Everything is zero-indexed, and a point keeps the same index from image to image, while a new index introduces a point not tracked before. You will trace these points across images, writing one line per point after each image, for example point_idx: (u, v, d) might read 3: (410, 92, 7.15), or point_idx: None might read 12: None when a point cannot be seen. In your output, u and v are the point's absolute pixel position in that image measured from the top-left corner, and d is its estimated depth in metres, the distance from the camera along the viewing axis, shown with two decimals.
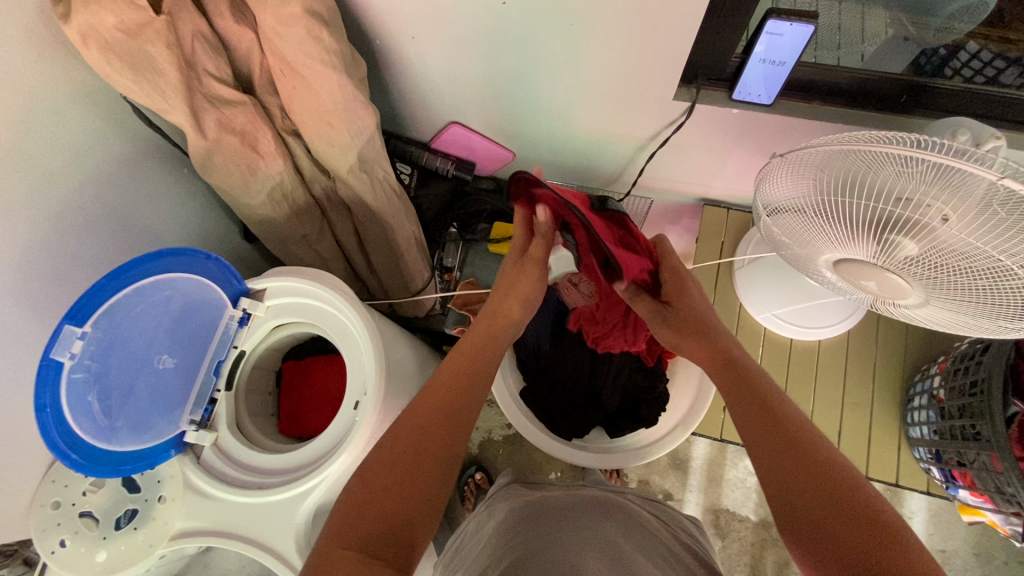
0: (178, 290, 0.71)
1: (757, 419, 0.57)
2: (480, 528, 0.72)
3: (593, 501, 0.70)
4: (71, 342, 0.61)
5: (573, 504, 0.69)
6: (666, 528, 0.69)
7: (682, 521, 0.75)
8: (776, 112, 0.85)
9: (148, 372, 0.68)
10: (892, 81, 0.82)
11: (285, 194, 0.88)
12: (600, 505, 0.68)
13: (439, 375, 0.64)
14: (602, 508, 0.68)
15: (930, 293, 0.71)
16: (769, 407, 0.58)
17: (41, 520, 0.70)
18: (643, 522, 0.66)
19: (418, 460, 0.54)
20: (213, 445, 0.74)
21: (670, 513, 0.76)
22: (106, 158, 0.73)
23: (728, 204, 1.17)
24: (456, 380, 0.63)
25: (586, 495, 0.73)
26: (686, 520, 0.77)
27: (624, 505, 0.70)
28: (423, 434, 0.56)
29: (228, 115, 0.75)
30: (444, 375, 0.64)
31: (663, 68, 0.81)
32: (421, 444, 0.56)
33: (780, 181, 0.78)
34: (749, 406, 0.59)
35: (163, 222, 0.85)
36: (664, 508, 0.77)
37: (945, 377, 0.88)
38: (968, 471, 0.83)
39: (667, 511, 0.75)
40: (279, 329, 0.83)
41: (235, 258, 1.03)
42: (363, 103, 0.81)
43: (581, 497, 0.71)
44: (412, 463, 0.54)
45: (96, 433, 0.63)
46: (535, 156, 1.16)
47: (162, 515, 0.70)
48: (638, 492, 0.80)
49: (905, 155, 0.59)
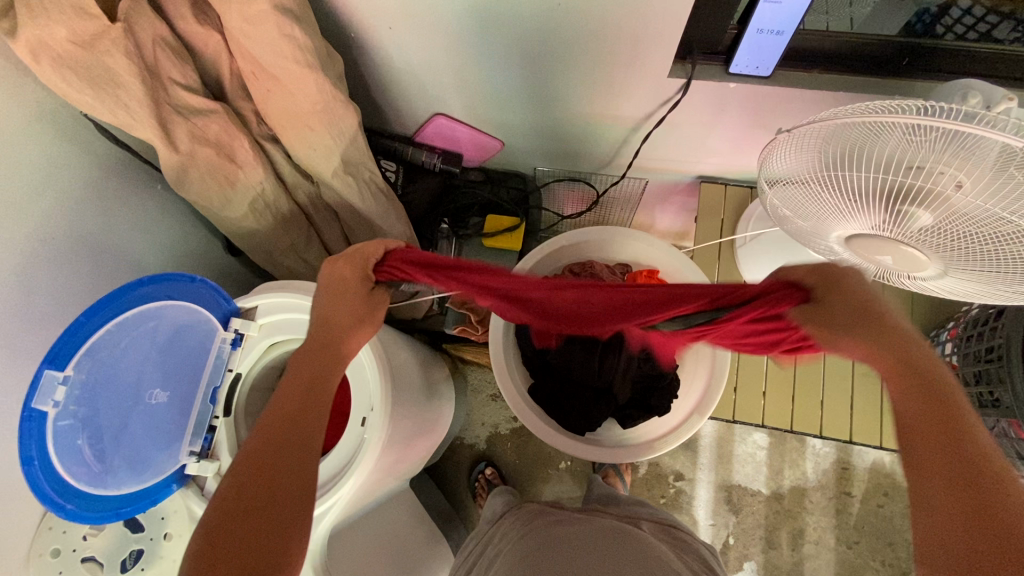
0: (164, 319, 0.67)
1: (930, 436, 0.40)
2: (492, 557, 0.69)
3: (613, 530, 0.66)
4: (52, 389, 0.57)
5: (597, 532, 0.66)
6: (689, 564, 0.66)
7: (702, 554, 0.72)
8: (774, 83, 0.82)
9: (140, 410, 0.64)
10: (887, 44, 0.80)
11: (267, 204, 0.83)
12: (620, 533, 0.66)
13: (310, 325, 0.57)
14: (620, 538, 0.64)
15: (948, 263, 0.69)
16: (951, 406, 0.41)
17: (40, 569, 0.63)
18: (665, 555, 0.63)
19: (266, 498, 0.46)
20: (217, 475, 0.69)
21: (685, 541, 0.73)
22: (71, 180, 0.68)
23: (725, 179, 1.13)
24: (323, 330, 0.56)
25: (601, 524, 0.69)
26: (701, 547, 0.75)
27: (645, 537, 0.67)
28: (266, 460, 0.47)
29: (201, 126, 0.70)
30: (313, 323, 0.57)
31: (656, 44, 0.77)
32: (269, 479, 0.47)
33: (782, 157, 0.75)
34: (927, 421, 0.41)
35: (140, 242, 0.80)
36: (682, 537, 0.74)
37: (957, 343, 0.87)
38: (987, 437, 0.85)
39: (684, 541, 0.73)
40: (277, 346, 0.79)
41: (221, 273, 0.98)
42: (343, 103, 0.77)
43: (601, 525, 0.68)
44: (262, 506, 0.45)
45: (91, 479, 0.60)
46: (524, 144, 1.12)
47: (169, 553, 0.68)
48: (653, 517, 0.78)
49: (916, 123, 0.57)
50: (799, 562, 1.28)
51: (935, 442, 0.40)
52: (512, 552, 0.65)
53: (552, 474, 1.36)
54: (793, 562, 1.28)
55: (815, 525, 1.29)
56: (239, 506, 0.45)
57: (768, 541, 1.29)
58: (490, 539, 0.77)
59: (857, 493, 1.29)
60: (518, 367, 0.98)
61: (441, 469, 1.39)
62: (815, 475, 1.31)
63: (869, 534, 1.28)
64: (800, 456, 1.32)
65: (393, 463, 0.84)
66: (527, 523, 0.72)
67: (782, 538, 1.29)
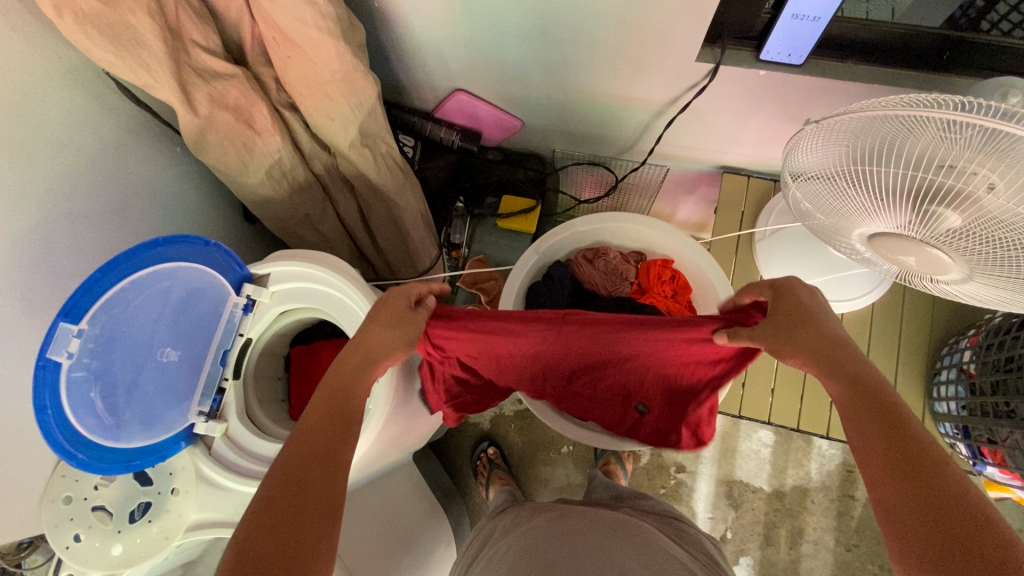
0: (177, 280, 0.67)
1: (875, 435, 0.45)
2: (494, 550, 0.68)
3: (613, 521, 0.66)
4: (67, 341, 0.57)
5: (597, 526, 0.64)
6: (690, 555, 0.65)
7: (704, 543, 0.72)
8: (807, 72, 0.79)
9: (151, 367, 0.66)
10: (930, 35, 0.76)
11: (284, 171, 0.84)
12: (619, 527, 0.65)
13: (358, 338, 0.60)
14: (621, 532, 0.63)
15: (975, 268, 0.66)
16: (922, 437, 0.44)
17: (53, 516, 0.64)
18: (666, 551, 0.62)
19: (304, 495, 0.45)
20: (224, 435, 0.73)
21: (687, 530, 0.73)
22: (91, 138, 0.69)
23: (749, 171, 1.10)
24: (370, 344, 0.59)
25: (604, 515, 0.68)
26: (704, 537, 0.74)
27: (649, 531, 0.66)
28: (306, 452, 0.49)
29: (220, 90, 0.70)
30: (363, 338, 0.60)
31: (685, 25, 0.74)
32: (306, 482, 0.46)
33: (808, 147, 0.72)
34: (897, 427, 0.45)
35: (158, 204, 0.81)
36: (686, 529, 0.73)
37: (976, 351, 0.83)
38: (999, 449, 0.81)
39: (685, 532, 0.72)
40: (286, 314, 0.81)
41: (236, 239, 0.99)
42: (363, 73, 0.77)
43: (603, 517, 0.67)
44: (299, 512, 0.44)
45: (103, 431, 0.61)
46: (545, 125, 1.10)
47: (176, 507, 0.68)
48: (656, 510, 0.77)
49: (953, 120, 0.54)
50: (796, 560, 1.28)
51: (878, 435, 0.45)
52: (507, 550, 0.64)
53: (553, 458, 1.37)
54: (790, 560, 1.28)
55: (815, 526, 1.28)
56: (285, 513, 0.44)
57: (766, 538, 1.29)
58: (493, 530, 0.77)
59: (860, 497, 1.28)
60: None
61: (444, 446, 1.40)
62: (819, 476, 1.30)
63: (870, 538, 1.27)
64: (805, 457, 1.31)
65: (395, 437, 0.84)
66: (527, 516, 0.72)
67: (781, 536, 1.29)
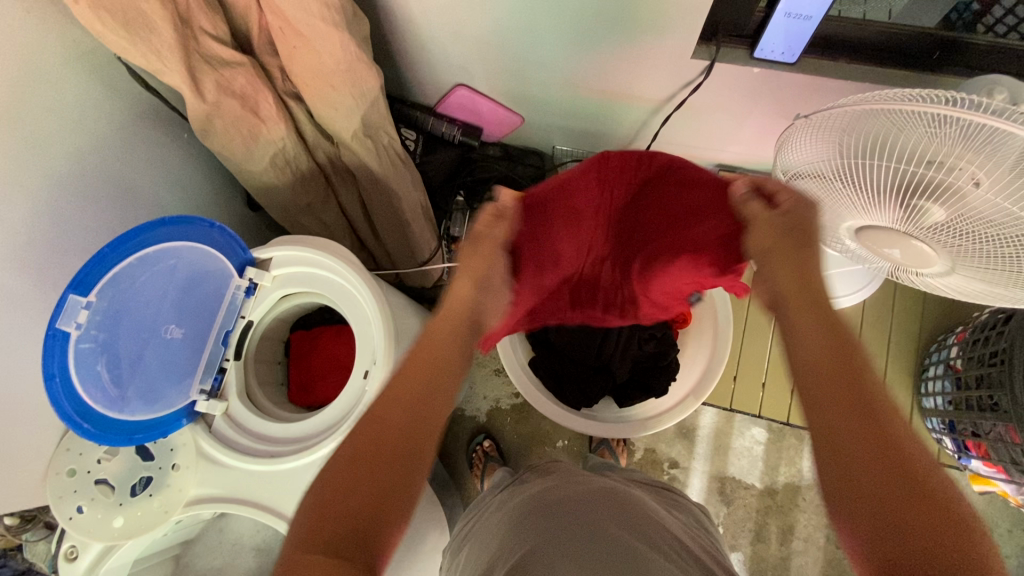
0: (182, 259, 0.69)
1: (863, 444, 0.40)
2: (486, 523, 0.70)
3: (602, 489, 0.67)
4: (76, 313, 0.59)
5: (589, 494, 0.65)
6: (679, 521, 0.66)
7: (698, 515, 0.73)
8: (799, 71, 0.81)
9: (155, 342, 0.67)
10: (924, 36, 0.77)
11: (288, 160, 0.86)
12: (610, 496, 0.65)
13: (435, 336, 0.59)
14: (614, 500, 0.64)
15: (957, 262, 0.67)
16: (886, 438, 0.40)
17: (56, 487, 0.67)
18: (657, 517, 0.63)
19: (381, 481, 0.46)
20: (224, 414, 0.74)
21: (683, 503, 0.74)
22: (101, 122, 0.71)
23: (744, 169, 1.12)
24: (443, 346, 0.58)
25: (593, 484, 0.68)
26: (695, 507, 0.76)
27: (641, 499, 0.66)
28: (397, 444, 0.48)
29: (227, 77, 0.72)
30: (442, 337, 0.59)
31: (680, 24, 0.76)
32: (382, 479, 0.46)
33: (801, 142, 0.74)
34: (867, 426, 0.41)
35: (164, 189, 0.83)
36: (678, 499, 0.75)
37: (962, 347, 0.85)
38: (982, 442, 0.81)
39: (679, 503, 0.73)
40: (287, 299, 0.83)
41: (240, 227, 1.01)
42: (366, 65, 0.79)
43: (596, 487, 0.67)
44: (364, 504, 0.44)
45: (108, 403, 0.63)
46: (545, 122, 1.12)
47: (177, 482, 0.70)
48: (649, 481, 0.78)
49: (938, 114, 0.56)
50: (786, 557, 1.29)
51: (870, 456, 0.40)
52: (503, 522, 0.65)
53: (548, 452, 1.38)
54: (780, 556, 1.29)
55: (806, 523, 1.30)
56: (359, 506, 0.44)
57: (757, 534, 1.30)
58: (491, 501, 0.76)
59: None
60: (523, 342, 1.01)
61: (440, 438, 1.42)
62: (811, 473, 1.32)
63: None
64: (797, 454, 1.32)
65: None
66: (526, 487, 0.72)
67: (771, 532, 1.30)
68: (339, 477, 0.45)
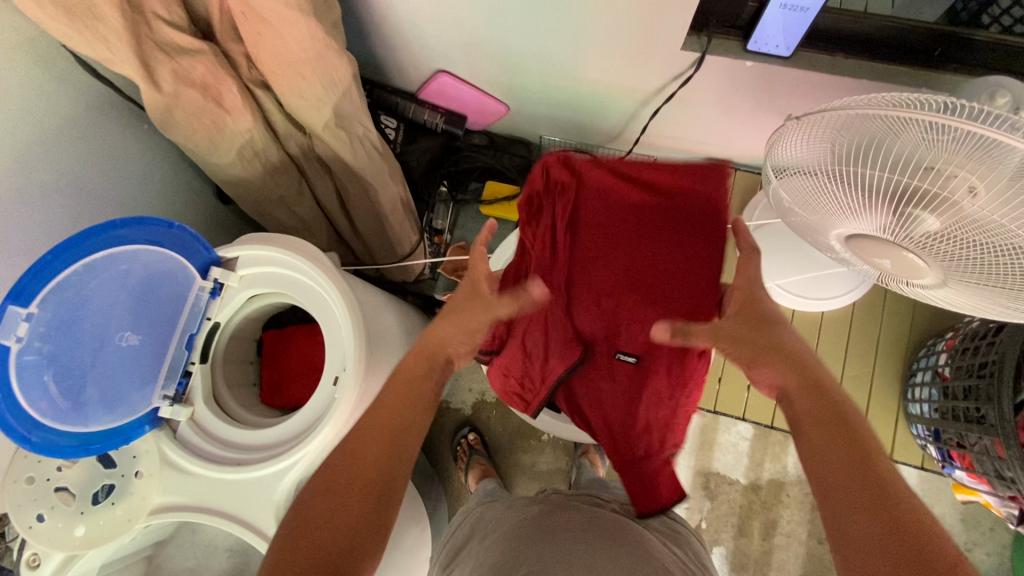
0: (136, 262, 0.66)
1: (831, 435, 0.47)
2: (479, 538, 0.67)
3: (598, 518, 0.64)
4: (15, 325, 0.57)
5: (586, 522, 0.62)
6: (675, 555, 0.62)
7: (695, 549, 0.67)
8: (794, 65, 0.76)
9: (110, 351, 0.65)
10: (925, 31, 0.73)
11: (256, 152, 0.82)
12: (606, 525, 0.62)
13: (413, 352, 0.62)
14: (610, 528, 0.61)
15: (949, 273, 0.64)
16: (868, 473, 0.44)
17: (15, 496, 0.64)
18: (653, 551, 0.59)
19: (347, 505, 0.48)
20: (190, 419, 0.72)
21: (680, 533, 0.68)
22: (48, 113, 0.66)
23: (736, 164, 1.08)
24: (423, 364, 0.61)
25: (591, 512, 0.66)
26: (699, 546, 0.69)
27: (635, 528, 0.63)
28: (371, 473, 0.50)
29: (185, 65, 0.67)
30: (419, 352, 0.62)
31: (670, 14, 0.71)
32: (349, 509, 0.47)
33: (791, 144, 0.70)
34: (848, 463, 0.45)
35: (124, 182, 0.79)
36: (677, 531, 0.70)
37: (952, 356, 0.83)
38: (968, 454, 0.80)
39: (680, 535, 0.69)
40: (256, 299, 0.80)
41: (210, 219, 0.98)
42: (337, 52, 0.74)
43: (591, 514, 0.65)
44: (341, 526, 0.47)
45: (57, 415, 0.60)
46: (531, 111, 1.08)
47: (139, 490, 0.68)
48: None
49: (935, 122, 0.52)
50: (768, 552, 1.29)
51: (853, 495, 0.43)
52: (488, 544, 0.62)
53: (533, 445, 1.37)
54: (762, 551, 1.29)
55: (788, 518, 1.30)
56: (321, 541, 0.46)
57: (740, 529, 1.30)
58: (479, 518, 0.74)
59: None
60: None
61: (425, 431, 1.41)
62: (795, 470, 1.31)
63: None
64: (782, 451, 1.32)
65: None
66: (518, 506, 0.69)
67: (754, 527, 1.30)
68: (314, 506, 0.48)
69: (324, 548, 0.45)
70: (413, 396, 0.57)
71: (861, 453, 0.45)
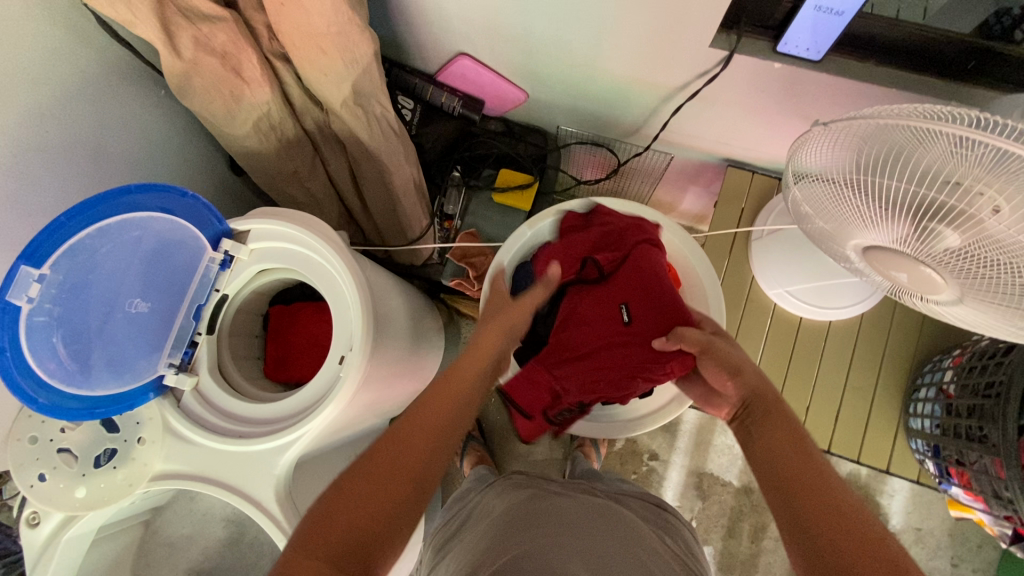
0: (150, 230, 0.66)
1: (775, 433, 0.57)
2: (468, 529, 0.66)
3: (593, 506, 0.64)
4: (27, 285, 0.57)
5: (580, 510, 0.63)
6: (666, 544, 0.62)
7: (685, 538, 0.68)
8: (823, 69, 0.75)
9: (119, 316, 0.65)
10: (959, 44, 0.72)
11: (272, 125, 0.81)
12: (600, 514, 0.62)
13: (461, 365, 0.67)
14: (607, 519, 0.61)
15: (966, 290, 0.64)
16: (799, 461, 0.53)
17: (17, 455, 0.66)
18: (648, 543, 0.59)
19: (375, 490, 0.49)
20: (194, 389, 0.72)
21: (673, 524, 0.69)
22: (66, 73, 0.66)
23: (754, 167, 1.07)
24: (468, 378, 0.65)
25: (584, 500, 0.66)
26: (687, 531, 0.71)
27: (627, 516, 0.64)
28: (405, 463, 0.52)
29: (206, 33, 0.66)
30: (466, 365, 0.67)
31: (701, 11, 0.70)
32: (379, 494, 0.49)
33: (813, 149, 0.69)
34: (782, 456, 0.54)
35: (138, 147, 0.78)
36: (667, 519, 0.70)
37: (957, 373, 0.83)
38: (966, 471, 0.82)
39: (670, 525, 0.69)
40: (265, 274, 0.79)
41: (222, 190, 0.97)
42: (360, 28, 0.73)
43: (587, 502, 0.65)
44: (372, 517, 0.48)
45: (65, 377, 0.60)
46: (551, 101, 1.06)
47: (141, 455, 0.68)
48: (639, 496, 0.74)
49: (963, 136, 0.51)
50: (756, 554, 1.30)
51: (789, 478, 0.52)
52: (480, 533, 0.62)
53: None
54: (750, 553, 1.30)
55: None
56: (344, 522, 0.46)
57: (729, 530, 1.31)
58: (474, 504, 0.74)
59: None
60: None
61: None
62: None
63: None
64: None
65: (370, 402, 0.84)
66: (508, 496, 0.69)
67: (743, 530, 1.31)
68: (352, 485, 0.49)
69: (354, 536, 0.46)
70: (457, 413, 0.60)
71: (795, 448, 0.55)
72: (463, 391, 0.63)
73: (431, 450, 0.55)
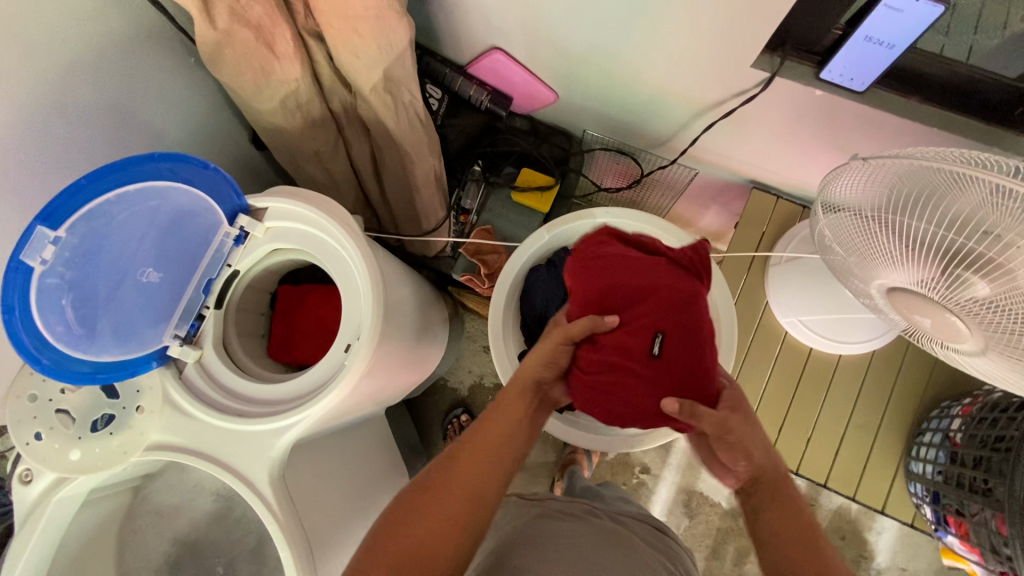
0: (168, 200, 0.65)
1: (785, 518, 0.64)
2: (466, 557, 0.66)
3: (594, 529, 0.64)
4: (42, 247, 0.56)
5: (582, 533, 0.62)
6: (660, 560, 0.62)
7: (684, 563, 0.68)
8: (864, 101, 0.73)
9: (129, 285, 0.64)
10: (1008, 88, 0.69)
11: (299, 103, 0.80)
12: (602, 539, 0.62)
13: (494, 418, 0.69)
14: (610, 542, 0.61)
15: (989, 342, 0.62)
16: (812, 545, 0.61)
17: (16, 411, 0.64)
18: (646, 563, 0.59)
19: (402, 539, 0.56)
20: (197, 362, 0.72)
21: (674, 550, 0.69)
22: (98, 31, 0.65)
23: (779, 191, 1.05)
24: (502, 433, 0.67)
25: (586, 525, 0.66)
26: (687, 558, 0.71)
27: (627, 538, 0.64)
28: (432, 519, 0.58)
29: (243, 4, 0.65)
30: (500, 419, 0.69)
31: (747, 30, 0.69)
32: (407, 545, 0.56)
33: (848, 183, 0.68)
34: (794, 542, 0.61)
35: (163, 112, 0.77)
36: (666, 542, 0.71)
37: (965, 423, 0.82)
38: (964, 521, 0.82)
39: (673, 551, 0.68)
40: (278, 252, 0.79)
41: (242, 162, 0.96)
42: (397, 13, 0.72)
43: (587, 524, 0.65)
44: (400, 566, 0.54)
45: (71, 341, 0.60)
46: (581, 104, 1.05)
47: (139, 424, 0.68)
48: (641, 518, 0.74)
49: (1002, 186, 0.50)
50: None
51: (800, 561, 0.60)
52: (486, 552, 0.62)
53: None
54: None
55: None
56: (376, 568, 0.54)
57: (713, 551, 1.31)
58: None
59: None
60: (514, 330, 1.00)
61: (419, 404, 1.41)
62: None
63: None
64: None
65: (371, 392, 0.83)
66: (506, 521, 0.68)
67: (727, 551, 1.31)
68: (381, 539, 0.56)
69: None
70: (487, 470, 0.64)
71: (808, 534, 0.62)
72: (498, 451, 0.66)
73: (459, 524, 0.58)
